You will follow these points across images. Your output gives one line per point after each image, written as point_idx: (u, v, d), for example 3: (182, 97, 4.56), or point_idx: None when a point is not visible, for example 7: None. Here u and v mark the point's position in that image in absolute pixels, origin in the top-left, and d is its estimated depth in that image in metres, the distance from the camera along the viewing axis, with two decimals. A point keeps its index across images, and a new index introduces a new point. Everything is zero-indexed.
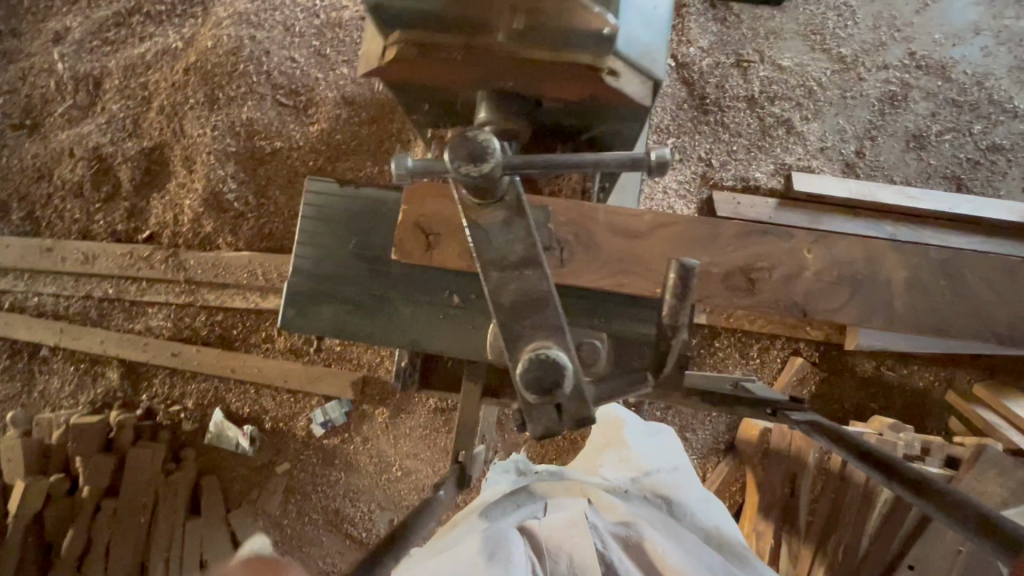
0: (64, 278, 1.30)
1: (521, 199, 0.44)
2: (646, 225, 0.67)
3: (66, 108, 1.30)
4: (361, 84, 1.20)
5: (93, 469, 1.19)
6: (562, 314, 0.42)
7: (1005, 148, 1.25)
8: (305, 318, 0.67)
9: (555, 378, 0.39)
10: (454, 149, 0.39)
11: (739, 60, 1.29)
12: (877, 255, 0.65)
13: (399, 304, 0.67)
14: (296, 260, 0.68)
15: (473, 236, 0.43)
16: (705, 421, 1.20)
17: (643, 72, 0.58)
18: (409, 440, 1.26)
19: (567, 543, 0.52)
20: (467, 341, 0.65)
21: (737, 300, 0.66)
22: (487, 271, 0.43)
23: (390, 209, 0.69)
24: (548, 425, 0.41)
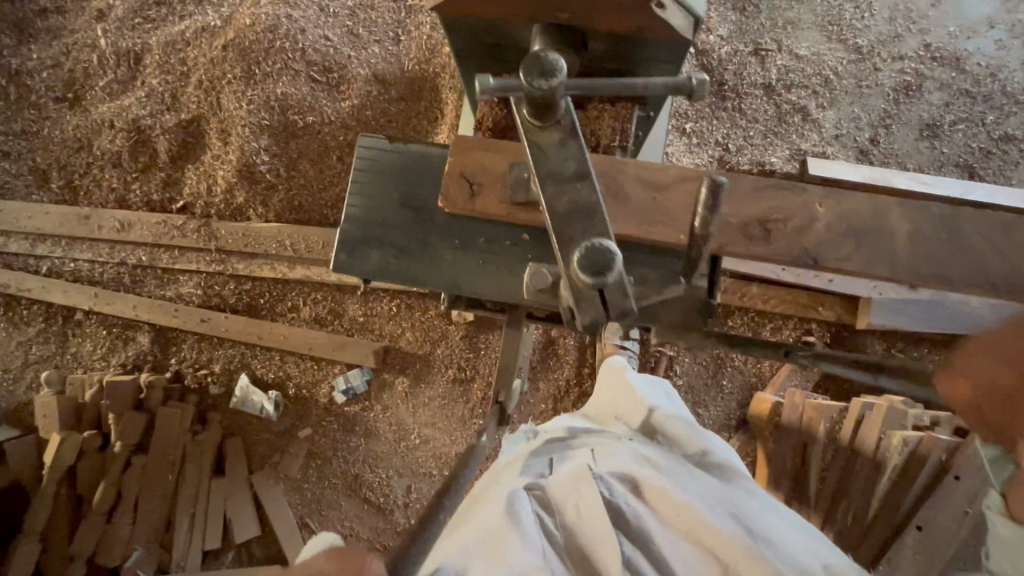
0: (99, 245, 1.35)
1: (575, 124, 0.50)
2: (670, 179, 0.70)
3: (108, 81, 1.35)
4: (392, 63, 1.25)
5: (122, 430, 1.23)
6: (609, 223, 0.48)
7: (1017, 138, 1.28)
8: (356, 259, 0.73)
9: (605, 263, 0.43)
10: (529, 64, 0.44)
11: (758, 48, 1.33)
12: (883, 208, 0.69)
13: (443, 251, 0.73)
14: (349, 209, 0.74)
15: (533, 155, 0.49)
16: (718, 397, 1.23)
17: (687, 9, 0.57)
18: (427, 409, 1.29)
19: (573, 495, 0.54)
20: (505, 283, 0.71)
21: (753, 248, 0.69)
22: (545, 184, 0.49)
23: (437, 163, 0.75)
24: (596, 316, 0.46)
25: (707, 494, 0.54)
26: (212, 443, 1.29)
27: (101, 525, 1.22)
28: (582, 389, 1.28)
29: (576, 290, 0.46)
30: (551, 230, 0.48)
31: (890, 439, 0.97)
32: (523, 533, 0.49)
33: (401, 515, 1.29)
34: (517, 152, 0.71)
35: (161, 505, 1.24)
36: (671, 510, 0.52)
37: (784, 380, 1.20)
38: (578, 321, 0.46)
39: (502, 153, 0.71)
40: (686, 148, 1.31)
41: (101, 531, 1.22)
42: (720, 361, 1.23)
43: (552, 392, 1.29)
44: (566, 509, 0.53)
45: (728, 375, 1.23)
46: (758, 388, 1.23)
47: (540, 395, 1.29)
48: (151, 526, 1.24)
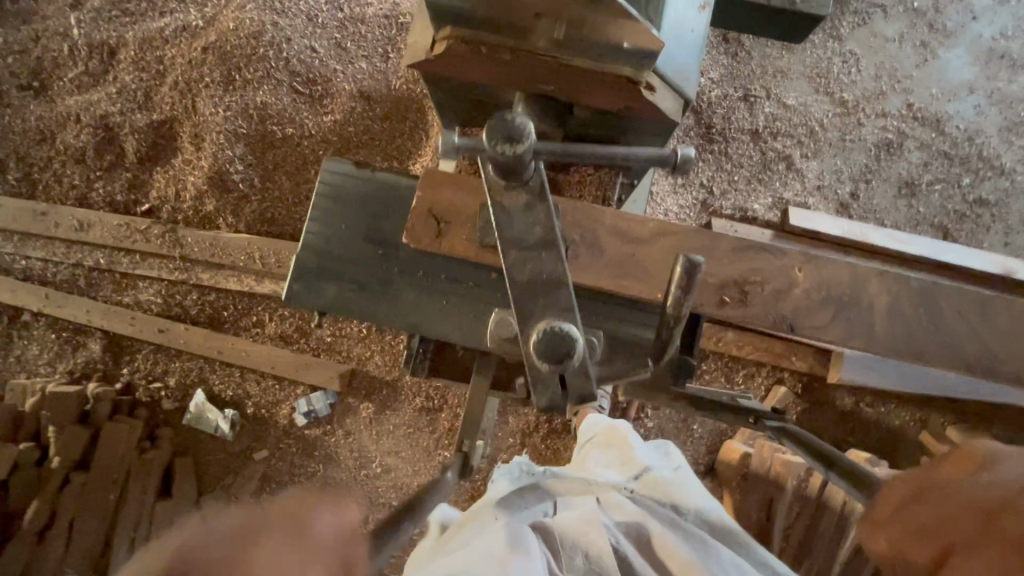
0: (54, 243, 1.28)
1: (543, 187, 0.50)
2: (648, 233, 0.68)
3: (77, 73, 1.28)
4: (379, 80, 1.22)
5: (65, 444, 1.16)
6: (574, 297, 0.48)
7: (990, 204, 1.30)
8: (311, 290, 0.70)
9: (565, 350, 0.45)
10: (494, 129, 0.43)
11: (747, 94, 1.33)
12: (862, 279, 0.67)
13: (404, 288, 0.70)
14: (308, 236, 0.71)
15: (496, 215, 0.49)
16: (687, 442, 1.23)
17: (677, 91, 0.59)
18: (392, 437, 1.25)
19: (583, 541, 0.58)
20: (468, 327, 0.68)
21: (729, 312, 0.67)
22: (508, 251, 0.50)
23: (404, 199, 0.71)
24: (551, 396, 0.46)
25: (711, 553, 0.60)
26: (161, 460, 1.22)
27: (31, 544, 1.14)
28: (551, 425, 1.25)
29: (533, 370, 0.46)
30: (511, 299, 0.49)
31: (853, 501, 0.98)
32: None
33: None
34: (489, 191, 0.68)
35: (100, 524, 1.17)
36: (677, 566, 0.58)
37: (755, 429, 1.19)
38: (534, 401, 0.46)
39: (474, 192, 0.68)
40: (670, 188, 1.31)
41: (31, 552, 1.14)
42: None
43: (521, 426, 1.26)
44: (575, 552, 0.57)
45: (699, 421, 1.22)
46: (728, 435, 1.22)
47: (508, 429, 1.26)
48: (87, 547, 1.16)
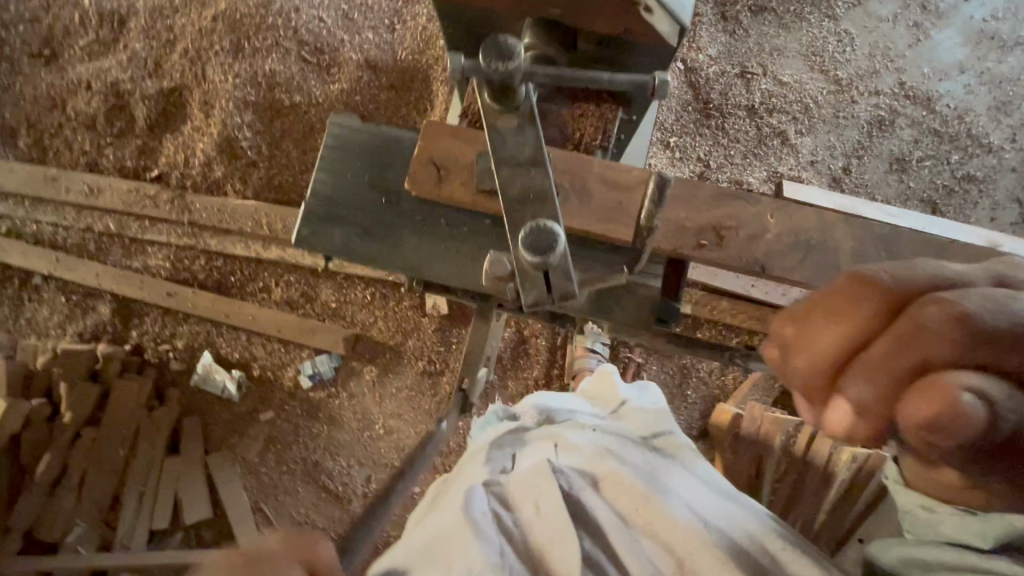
0: (65, 208, 1.31)
1: (533, 111, 0.55)
2: (633, 180, 0.67)
3: (89, 41, 1.31)
4: (385, 50, 1.25)
5: (76, 400, 1.20)
6: (559, 209, 0.55)
7: (978, 179, 1.34)
8: (319, 237, 0.73)
9: (549, 243, 0.50)
10: (487, 47, 0.46)
11: (744, 71, 1.37)
12: (830, 225, 0.67)
13: (406, 234, 0.72)
14: (317, 185, 0.74)
15: (490, 137, 0.55)
16: (681, 406, 1.27)
17: (676, 16, 0.58)
18: (394, 400, 1.28)
19: (532, 493, 0.57)
20: (467, 271, 0.71)
21: (707, 255, 0.67)
22: (503, 167, 0.55)
23: (405, 146, 0.74)
24: (538, 295, 0.53)
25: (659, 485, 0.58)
26: (168, 419, 1.25)
27: (43, 498, 1.17)
28: (550, 390, 1.29)
29: (521, 271, 0.53)
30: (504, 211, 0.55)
31: (839, 456, 1.02)
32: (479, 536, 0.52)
33: (359, 506, 1.26)
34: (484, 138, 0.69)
35: (110, 479, 1.20)
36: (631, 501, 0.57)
37: (747, 394, 1.23)
38: (523, 299, 0.53)
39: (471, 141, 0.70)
40: (668, 161, 1.34)
41: (43, 504, 1.17)
42: (685, 372, 1.26)
43: (521, 391, 1.29)
44: (526, 507, 0.56)
45: (693, 386, 1.26)
46: (721, 400, 1.26)
47: (508, 394, 1.30)
48: (97, 501, 1.19)
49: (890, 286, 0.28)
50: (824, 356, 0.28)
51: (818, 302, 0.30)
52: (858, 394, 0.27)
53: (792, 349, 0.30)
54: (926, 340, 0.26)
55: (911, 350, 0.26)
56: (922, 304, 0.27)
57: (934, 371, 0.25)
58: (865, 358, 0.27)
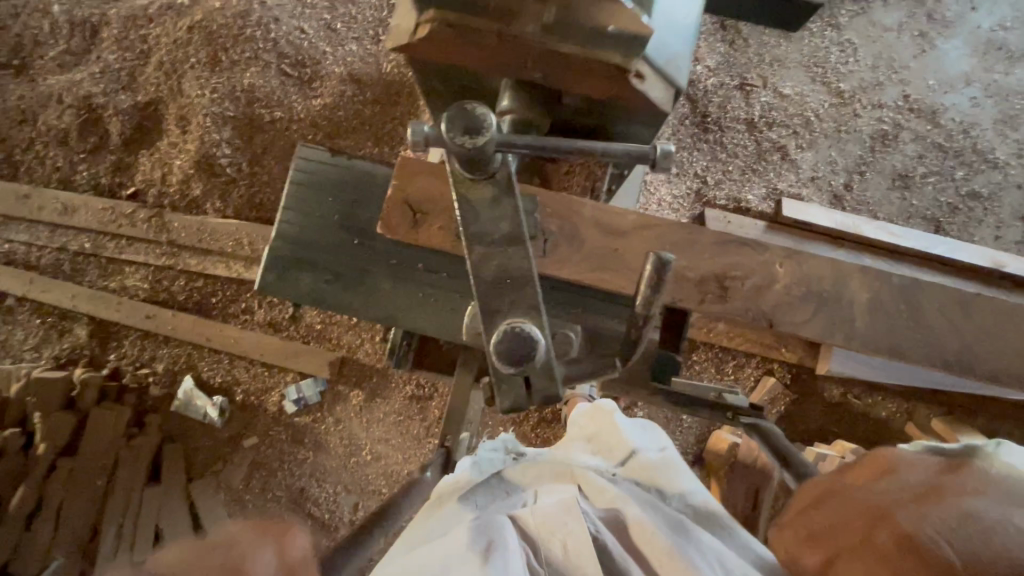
0: (38, 227, 1.26)
1: (511, 178, 0.49)
2: (627, 225, 0.66)
3: (59, 52, 1.25)
4: (369, 63, 1.19)
5: (51, 429, 1.15)
6: (540, 296, 0.46)
7: (983, 197, 1.30)
8: (285, 282, 0.68)
9: (527, 352, 0.42)
10: (453, 118, 0.42)
11: (743, 83, 1.32)
12: (844, 274, 0.66)
13: (380, 280, 0.68)
14: (282, 226, 0.69)
15: (460, 209, 0.48)
16: (676, 431, 1.24)
17: (668, 80, 0.57)
18: (382, 425, 1.25)
19: (561, 530, 0.57)
20: (446, 321, 0.67)
21: (708, 305, 0.66)
22: (473, 247, 0.48)
23: (380, 185, 0.70)
24: (515, 399, 0.46)
25: (689, 543, 0.58)
26: (149, 446, 1.22)
27: (20, 530, 1.14)
28: (542, 414, 1.25)
29: (496, 370, 0.45)
30: (476, 297, 0.47)
31: None
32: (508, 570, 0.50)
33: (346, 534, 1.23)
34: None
35: (89, 509, 1.17)
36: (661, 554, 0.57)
37: (744, 419, 1.20)
38: (496, 403, 0.46)
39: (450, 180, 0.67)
40: (665, 177, 1.30)
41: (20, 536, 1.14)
42: None
43: (512, 415, 1.26)
44: (554, 544, 0.56)
45: (688, 410, 1.24)
46: (717, 425, 1.24)
47: (499, 418, 1.26)
48: (75, 532, 1.16)
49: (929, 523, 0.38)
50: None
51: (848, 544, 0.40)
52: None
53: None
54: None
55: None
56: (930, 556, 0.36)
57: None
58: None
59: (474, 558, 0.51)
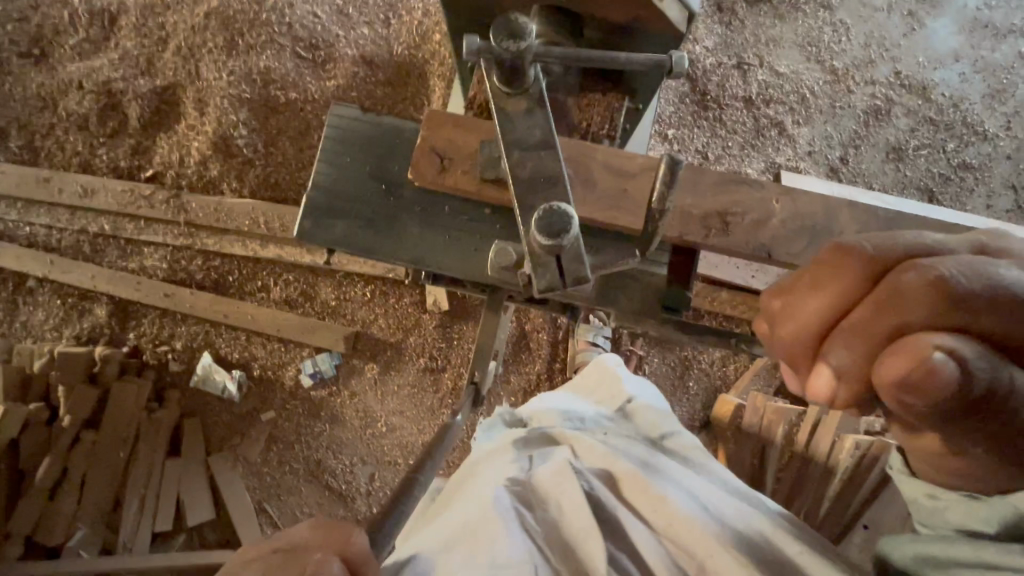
0: (58, 210, 1.29)
1: (542, 94, 0.52)
2: (635, 166, 0.65)
3: (79, 40, 1.29)
4: (381, 45, 1.24)
5: (75, 403, 1.18)
6: (570, 191, 0.52)
7: (974, 167, 1.35)
8: (320, 228, 0.71)
9: (563, 226, 0.46)
10: (500, 25, 0.47)
11: (740, 62, 1.37)
12: (834, 209, 0.66)
13: (409, 226, 0.70)
14: (317, 177, 0.72)
15: (500, 121, 0.52)
16: (683, 398, 1.28)
17: (682, 5, 0.58)
18: (396, 398, 1.28)
19: (556, 492, 0.61)
20: (471, 266, 0.69)
21: (713, 240, 0.66)
22: (510, 152, 0.52)
23: (409, 140, 0.72)
24: (551, 280, 0.48)
25: (664, 479, 0.63)
26: (169, 421, 1.24)
27: (44, 502, 1.16)
28: (552, 384, 1.29)
29: (533, 250, 0.47)
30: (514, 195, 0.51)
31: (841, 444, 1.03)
32: (507, 526, 0.56)
33: (363, 504, 1.26)
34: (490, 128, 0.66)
35: (111, 482, 1.19)
36: (647, 503, 0.60)
37: (748, 383, 1.24)
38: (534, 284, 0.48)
39: (476, 129, 0.67)
40: (667, 153, 1.34)
41: (45, 509, 1.16)
42: (687, 363, 1.28)
43: (523, 385, 1.29)
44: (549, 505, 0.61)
45: (694, 377, 1.27)
46: (722, 391, 1.27)
47: (510, 388, 1.30)
48: (98, 504, 1.18)
49: (871, 250, 0.30)
50: (808, 322, 0.30)
51: (806, 269, 0.31)
52: (839, 361, 0.29)
53: (780, 327, 0.31)
54: (906, 305, 0.28)
55: (890, 314, 0.28)
56: (900, 269, 0.29)
57: (912, 333, 0.27)
58: (844, 326, 0.29)
59: (476, 521, 0.56)
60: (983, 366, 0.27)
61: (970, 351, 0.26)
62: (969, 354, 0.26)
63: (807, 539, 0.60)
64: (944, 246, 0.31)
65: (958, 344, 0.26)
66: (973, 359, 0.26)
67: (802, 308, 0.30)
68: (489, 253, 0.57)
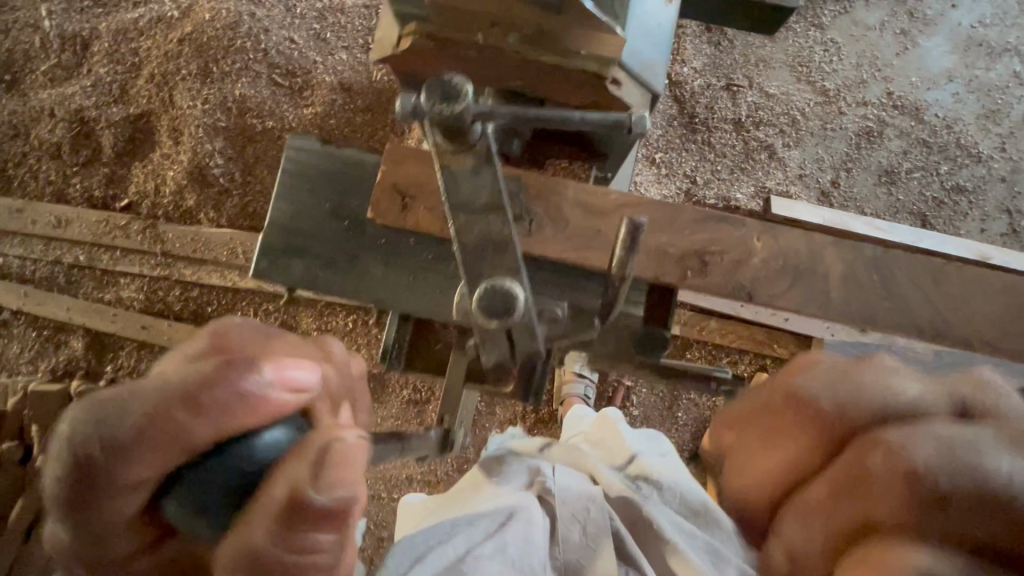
0: (34, 241, 1.27)
1: (490, 149, 0.49)
2: (609, 204, 0.66)
3: (51, 66, 1.26)
4: (359, 72, 1.20)
5: (47, 440, 1.14)
6: (521, 259, 0.50)
7: (968, 190, 1.32)
8: (279, 268, 0.69)
9: (508, 304, 0.45)
10: (431, 88, 0.43)
11: (729, 83, 1.34)
12: (818, 250, 0.66)
13: (372, 264, 0.69)
14: (274, 215, 0.69)
15: (444, 180, 0.50)
16: (672, 429, 1.25)
17: (643, 83, 0.66)
18: (379, 430, 1.25)
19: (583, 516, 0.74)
20: (436, 304, 0.68)
21: (690, 280, 0.65)
22: (457, 215, 0.50)
23: (370, 172, 0.70)
24: (499, 354, 0.50)
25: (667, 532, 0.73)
26: None
27: None
28: (538, 415, 1.26)
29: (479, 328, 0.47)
30: (460, 262, 0.50)
31: None
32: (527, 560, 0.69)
33: None
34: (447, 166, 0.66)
35: None
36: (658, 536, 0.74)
37: None
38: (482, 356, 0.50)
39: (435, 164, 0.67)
40: (654, 178, 1.31)
41: None
42: (675, 394, 1.25)
43: (508, 416, 1.27)
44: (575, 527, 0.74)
45: (683, 407, 1.25)
46: (712, 422, 1.25)
47: (495, 420, 1.27)
48: None
49: (840, 420, 0.40)
50: (773, 461, 0.43)
51: (786, 420, 0.42)
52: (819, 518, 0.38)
53: (765, 457, 0.43)
54: (884, 487, 0.36)
55: (863, 498, 0.37)
56: (870, 446, 0.38)
57: (880, 523, 0.36)
58: (826, 480, 0.39)
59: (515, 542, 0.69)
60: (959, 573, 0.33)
61: (939, 546, 0.34)
62: (933, 543, 0.34)
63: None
64: (926, 401, 0.40)
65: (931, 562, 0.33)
66: (948, 560, 0.33)
67: (797, 465, 0.40)
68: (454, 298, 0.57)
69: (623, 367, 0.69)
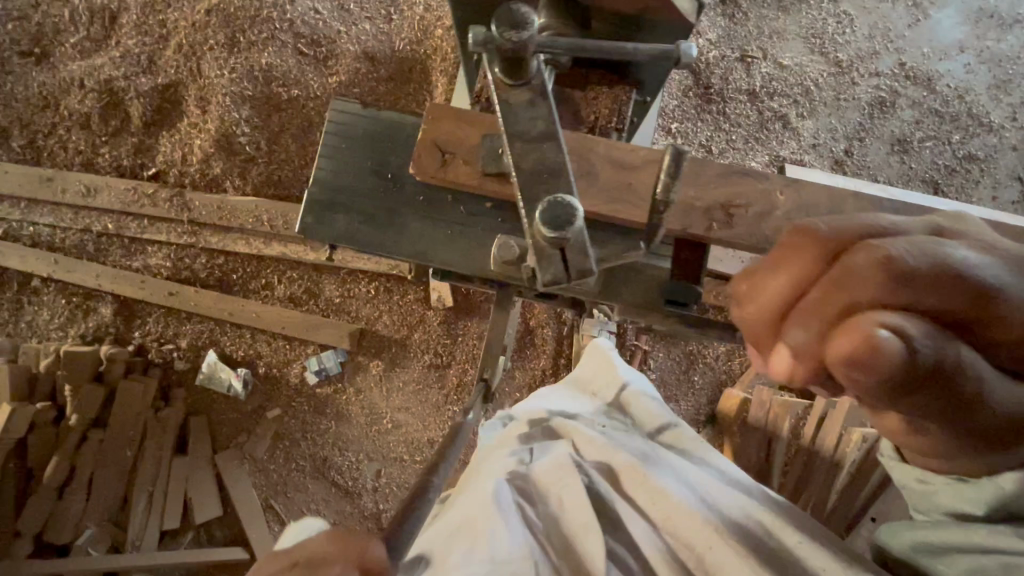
0: (63, 209, 1.28)
1: (546, 85, 0.49)
2: (639, 159, 0.63)
3: (80, 38, 1.28)
4: (382, 41, 1.23)
5: (81, 401, 1.19)
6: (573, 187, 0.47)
7: (979, 159, 1.34)
8: (322, 225, 0.65)
9: (568, 218, 0.42)
10: (500, 17, 0.44)
11: (744, 55, 1.36)
12: (839, 200, 0.62)
13: (411, 219, 0.66)
14: (317, 172, 0.67)
15: (501, 112, 0.48)
16: (688, 393, 1.27)
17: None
18: (402, 394, 1.28)
19: (558, 485, 0.57)
20: (474, 260, 0.65)
21: (715, 234, 0.62)
22: (514, 143, 0.48)
23: (411, 132, 0.68)
24: (555, 275, 0.44)
25: (662, 468, 0.58)
26: (175, 419, 1.25)
27: (52, 501, 1.17)
28: (557, 379, 1.29)
29: (537, 249, 0.44)
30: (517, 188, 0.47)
31: (847, 437, 1.04)
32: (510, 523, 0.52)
33: (370, 500, 1.26)
34: (494, 124, 0.64)
35: (119, 480, 1.20)
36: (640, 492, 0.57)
37: (754, 377, 1.24)
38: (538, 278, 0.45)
39: (479, 123, 0.64)
40: (671, 147, 1.33)
41: (53, 508, 1.17)
42: (692, 358, 1.27)
43: (527, 381, 1.29)
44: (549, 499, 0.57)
45: (699, 371, 1.27)
46: (727, 385, 1.27)
47: (514, 384, 1.30)
48: (107, 502, 1.19)
49: (827, 233, 0.29)
50: (769, 303, 0.29)
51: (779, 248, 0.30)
52: (796, 340, 0.27)
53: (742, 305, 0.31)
54: (855, 282, 0.26)
55: (839, 293, 0.26)
56: (852, 249, 0.27)
57: (858, 312, 0.25)
58: (802, 305, 0.28)
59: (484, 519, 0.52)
60: (925, 342, 0.25)
61: (916, 330, 0.25)
62: (918, 336, 0.25)
63: (809, 525, 0.55)
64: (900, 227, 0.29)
65: (900, 321, 0.25)
66: (921, 342, 0.25)
67: (766, 291, 0.29)
68: (493, 247, 0.54)
69: (653, 317, 0.66)
